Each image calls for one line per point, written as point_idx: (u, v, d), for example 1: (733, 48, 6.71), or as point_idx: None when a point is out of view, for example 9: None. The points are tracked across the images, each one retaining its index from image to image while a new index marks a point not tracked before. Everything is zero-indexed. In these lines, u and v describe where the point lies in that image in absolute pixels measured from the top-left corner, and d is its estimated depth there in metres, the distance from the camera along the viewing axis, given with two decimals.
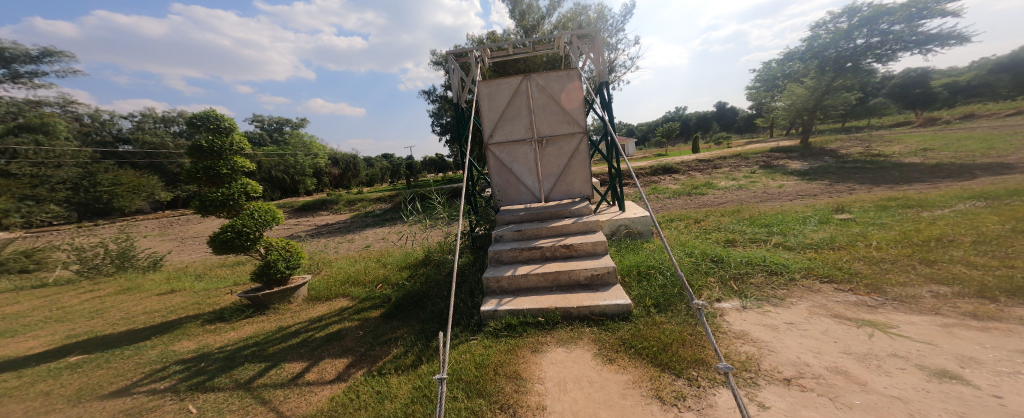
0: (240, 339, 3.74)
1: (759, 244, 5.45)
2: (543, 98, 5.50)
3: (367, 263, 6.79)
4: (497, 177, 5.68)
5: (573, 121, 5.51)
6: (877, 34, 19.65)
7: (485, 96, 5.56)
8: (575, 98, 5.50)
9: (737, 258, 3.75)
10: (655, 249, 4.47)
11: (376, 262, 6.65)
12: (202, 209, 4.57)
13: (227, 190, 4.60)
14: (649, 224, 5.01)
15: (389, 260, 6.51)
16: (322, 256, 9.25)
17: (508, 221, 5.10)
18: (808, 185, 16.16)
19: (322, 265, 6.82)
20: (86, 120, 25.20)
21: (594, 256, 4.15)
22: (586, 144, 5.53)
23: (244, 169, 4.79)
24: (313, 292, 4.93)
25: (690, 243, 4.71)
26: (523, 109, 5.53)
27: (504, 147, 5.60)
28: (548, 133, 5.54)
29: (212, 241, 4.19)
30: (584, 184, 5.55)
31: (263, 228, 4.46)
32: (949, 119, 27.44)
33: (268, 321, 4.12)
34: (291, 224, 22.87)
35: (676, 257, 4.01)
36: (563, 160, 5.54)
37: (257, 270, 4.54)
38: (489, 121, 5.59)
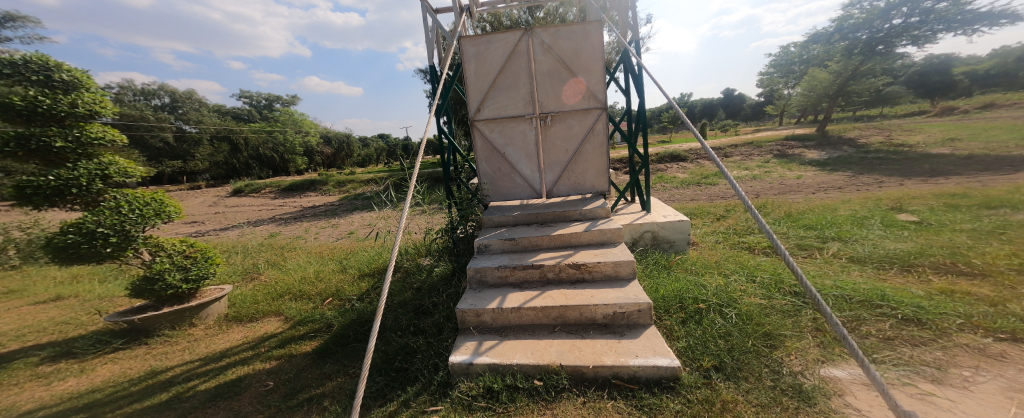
0: (72, 397, 2.49)
1: (819, 256, 4.27)
2: (549, 62, 4.05)
3: (328, 263, 5.58)
4: (486, 163, 4.32)
5: (589, 92, 4.07)
6: (918, 13, 17.83)
7: (471, 57, 4.13)
8: (594, 61, 4.04)
9: (836, 294, 2.56)
10: (699, 270, 3.23)
11: (338, 263, 5.43)
12: (29, 198, 3.43)
13: (68, 171, 3.47)
14: (687, 232, 3.75)
15: (354, 263, 5.30)
16: (286, 251, 8.05)
17: (498, 224, 3.87)
18: (829, 176, 14.96)
19: (271, 265, 5.62)
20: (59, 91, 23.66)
21: (615, 281, 2.93)
22: (605, 123, 4.13)
23: (95, 140, 3.65)
24: (234, 309, 3.72)
25: (745, 259, 3.49)
26: (521, 75, 4.09)
27: (496, 126, 4.21)
28: (554, 108, 4.12)
29: (52, 247, 3.02)
30: (599, 177, 4.21)
31: (141, 226, 3.27)
32: (967, 108, 25.96)
33: (141, 362, 2.92)
34: (274, 205, 21.58)
35: (736, 291, 2.76)
36: (573, 144, 4.16)
37: (135, 283, 3.24)
38: (476, 89, 4.16)
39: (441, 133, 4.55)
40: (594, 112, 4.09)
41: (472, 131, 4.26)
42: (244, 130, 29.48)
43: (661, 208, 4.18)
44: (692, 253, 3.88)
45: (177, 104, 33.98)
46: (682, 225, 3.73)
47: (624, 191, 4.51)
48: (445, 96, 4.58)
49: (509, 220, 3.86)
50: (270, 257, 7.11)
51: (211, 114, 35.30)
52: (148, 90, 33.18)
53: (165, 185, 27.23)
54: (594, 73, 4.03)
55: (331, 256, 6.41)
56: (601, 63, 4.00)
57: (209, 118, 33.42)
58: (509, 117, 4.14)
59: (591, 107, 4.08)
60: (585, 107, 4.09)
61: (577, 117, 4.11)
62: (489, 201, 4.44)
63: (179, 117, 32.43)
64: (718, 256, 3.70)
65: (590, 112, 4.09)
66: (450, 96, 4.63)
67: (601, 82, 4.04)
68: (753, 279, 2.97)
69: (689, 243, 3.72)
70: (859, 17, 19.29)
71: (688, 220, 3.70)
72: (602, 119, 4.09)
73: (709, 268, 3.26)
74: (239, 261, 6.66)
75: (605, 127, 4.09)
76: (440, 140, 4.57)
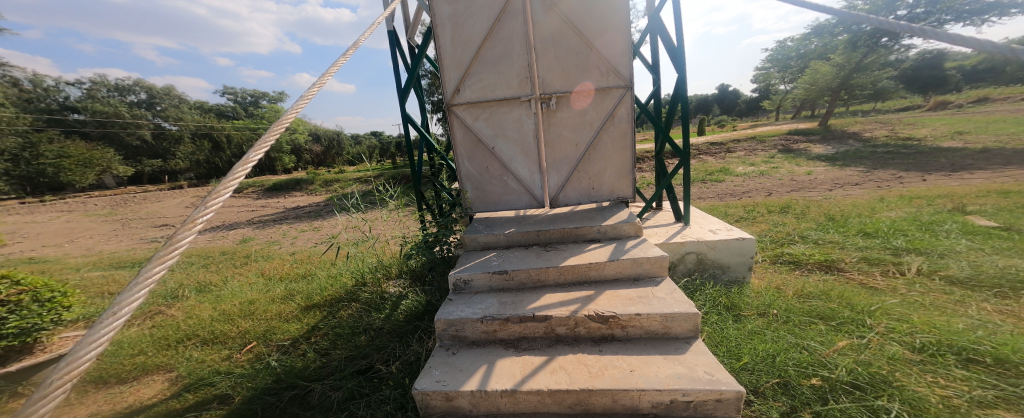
0: None
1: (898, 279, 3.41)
2: (554, 19, 2.80)
3: (278, 284, 4.59)
4: (470, 162, 3.21)
5: (610, 64, 2.84)
6: (925, 4, 16.61)
7: (446, 18, 2.91)
8: (618, 18, 2.78)
9: None
10: (794, 320, 2.39)
11: (290, 286, 4.38)
12: None
13: None
14: (750, 254, 2.91)
15: (308, 286, 4.26)
16: (248, 265, 7.04)
17: (487, 245, 2.96)
18: (841, 172, 14.16)
19: (210, 288, 4.61)
20: (24, 86, 22.20)
21: (653, 340, 2.14)
22: (630, 107, 2.94)
23: None
24: (94, 370, 2.82)
25: (850, 296, 2.62)
26: (515, 41, 2.86)
27: (482, 112, 3.04)
28: (561, 87, 2.91)
29: None
30: (621, 180, 3.13)
31: None
32: (963, 102, 25.05)
33: None
34: (255, 206, 20.33)
35: (879, 366, 1.92)
36: (587, 137, 3.00)
37: None
38: (453, 63, 2.97)
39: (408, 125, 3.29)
40: (617, 94, 2.89)
41: (450, 120, 3.10)
42: (227, 127, 27.94)
43: (707, 221, 3.30)
44: (753, 281, 3.07)
45: (155, 100, 32.20)
46: (745, 246, 2.87)
47: (652, 197, 3.51)
48: (411, 73, 3.21)
49: (503, 240, 2.94)
50: (223, 273, 6.06)
51: (192, 110, 33.62)
52: (123, 86, 31.25)
53: (145, 185, 25.80)
54: (619, 38, 2.80)
55: (290, 272, 5.34)
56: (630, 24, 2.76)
57: (190, 114, 31.90)
58: (498, 101, 2.97)
59: (613, 86, 2.88)
60: (604, 86, 2.88)
61: (594, 100, 2.91)
62: (476, 212, 3.40)
63: (158, 113, 30.75)
64: (801, 286, 2.85)
65: (612, 93, 2.88)
66: (417, 71, 3.27)
67: (629, 51, 2.81)
68: (902, 340, 2.13)
69: (748, 269, 2.93)
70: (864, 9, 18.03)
71: (754, 238, 2.84)
72: (628, 102, 2.90)
73: (809, 316, 2.42)
74: (183, 280, 5.61)
75: (632, 114, 2.92)
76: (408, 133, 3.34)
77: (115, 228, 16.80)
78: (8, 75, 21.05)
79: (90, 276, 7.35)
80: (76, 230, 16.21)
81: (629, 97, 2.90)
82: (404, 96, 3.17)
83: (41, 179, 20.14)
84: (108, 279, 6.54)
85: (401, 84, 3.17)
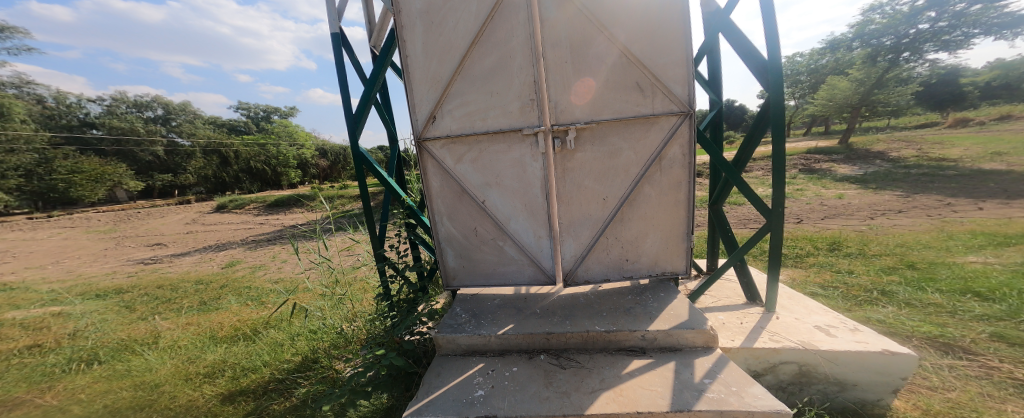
0: None
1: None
2: (577, 14, 1.82)
3: (216, 348, 3.76)
4: (452, 221, 2.28)
5: (661, 82, 1.85)
6: (947, 17, 14.34)
7: (414, 13, 1.92)
8: (674, 13, 1.79)
9: None
10: None
11: (224, 353, 3.58)
12: None
13: None
14: (898, 374, 1.92)
15: (244, 356, 3.46)
16: (219, 304, 6.29)
17: (473, 348, 2.05)
18: (875, 196, 12.87)
19: (140, 352, 3.84)
20: (44, 103, 23.00)
21: None
22: (687, 147, 1.95)
23: None
24: None
25: None
26: (515, 47, 1.87)
27: (467, 154, 2.05)
28: (585, 116, 1.90)
29: None
30: (668, 249, 2.22)
31: None
32: (983, 120, 22.02)
33: None
34: (253, 222, 19.76)
35: None
36: (619, 188, 2.03)
37: None
38: (425, 81, 2.00)
39: (362, 167, 2.31)
40: (668, 126, 1.89)
41: (420, 164, 2.11)
42: (236, 141, 27.03)
43: (809, 312, 2.36)
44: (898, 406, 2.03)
45: (169, 115, 32.39)
46: (892, 362, 1.89)
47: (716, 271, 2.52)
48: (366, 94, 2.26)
49: (495, 343, 2.02)
50: (179, 320, 5.22)
51: (205, 125, 33.85)
52: (140, 102, 31.30)
53: (154, 199, 25.50)
54: (672, 42, 1.81)
55: (244, 325, 4.43)
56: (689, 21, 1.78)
57: (204, 129, 32.25)
58: (490, 137, 1.98)
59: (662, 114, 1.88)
60: (650, 114, 1.87)
61: (633, 136, 1.92)
62: (460, 284, 2.45)
63: (172, 128, 30.79)
64: None
65: (662, 124, 1.88)
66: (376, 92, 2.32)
67: (688, 61, 1.82)
68: None
69: (895, 392, 1.95)
70: (879, 22, 16.03)
71: (911, 353, 1.85)
72: (685, 138, 1.90)
73: None
74: (129, 332, 4.77)
75: (690, 156, 1.93)
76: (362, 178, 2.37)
77: (110, 244, 16.38)
78: (27, 92, 21.58)
79: (49, 311, 6.60)
80: (68, 247, 15.85)
81: (687, 129, 1.89)
82: (357, 125, 2.23)
83: (51, 195, 19.66)
84: (55, 322, 5.73)
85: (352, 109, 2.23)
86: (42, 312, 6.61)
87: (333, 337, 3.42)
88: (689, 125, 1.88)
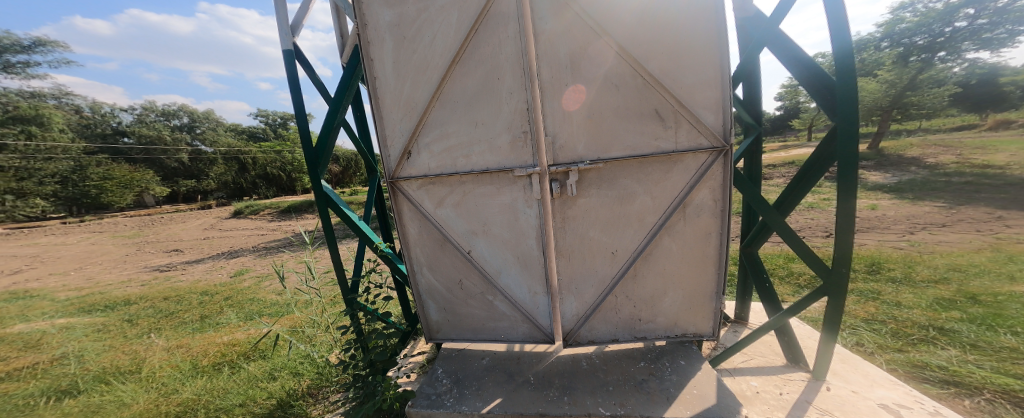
0: None
1: None
2: (578, 27, 1.44)
3: (193, 381, 3.52)
4: (433, 270, 1.97)
5: (688, 109, 1.44)
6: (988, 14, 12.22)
7: (382, 28, 1.57)
8: (704, 22, 1.37)
9: None
10: None
11: (200, 388, 3.34)
12: None
13: None
14: None
15: (218, 393, 3.20)
16: (220, 319, 6.16)
17: None
18: (915, 206, 11.80)
19: (121, 383, 3.66)
20: (83, 112, 24.39)
21: None
22: (718, 193, 1.54)
23: None
24: None
25: None
26: (503, 66, 1.49)
27: (447, 196, 1.70)
28: (588, 152, 1.51)
29: None
30: (690, 308, 1.81)
31: None
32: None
33: None
34: (266, 227, 19.98)
35: None
36: (630, 239, 1.67)
37: None
38: (395, 108, 1.63)
39: (326, 210, 1.92)
40: (695, 166, 1.49)
41: (393, 207, 1.77)
42: (254, 148, 27.70)
43: (870, 384, 1.94)
44: None
45: (194, 123, 33.36)
46: None
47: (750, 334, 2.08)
48: (329, 121, 1.89)
49: None
50: (172, 341, 5.05)
51: (228, 133, 34.96)
52: (169, 111, 32.56)
53: (178, 203, 26.26)
54: (702, 56, 1.40)
55: (230, 352, 4.23)
56: (726, 31, 1.35)
57: (227, 136, 33.34)
58: (475, 178, 1.62)
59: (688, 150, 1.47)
60: (673, 150, 1.47)
61: (650, 178, 1.53)
62: (444, 339, 2.13)
63: (196, 136, 31.70)
64: None
65: (686, 164, 1.48)
66: (343, 117, 1.98)
67: (723, 82, 1.41)
68: None
69: None
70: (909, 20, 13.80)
71: None
72: (716, 182, 1.50)
73: None
74: (122, 355, 4.64)
75: (723, 202, 1.53)
76: (328, 222, 1.99)
77: (133, 240, 16.81)
78: (68, 101, 22.91)
79: (57, 324, 6.58)
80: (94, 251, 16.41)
81: (720, 170, 1.48)
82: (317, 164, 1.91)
83: (83, 200, 19.28)
84: (54, 339, 5.63)
85: (311, 141, 1.86)
86: (50, 325, 6.58)
87: (314, 376, 3.18)
88: (724, 165, 1.47)
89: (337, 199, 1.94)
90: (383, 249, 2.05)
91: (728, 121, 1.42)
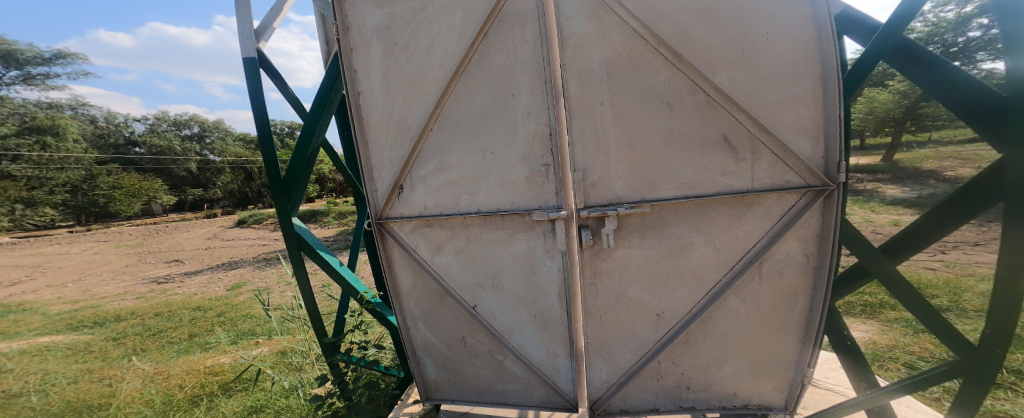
0: None
1: None
2: (619, 25, 1.07)
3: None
4: (429, 325, 1.59)
5: (773, 134, 1.05)
6: None
7: (360, 32, 1.21)
8: (795, 22, 1.01)
9: None
10: None
11: None
12: None
13: None
14: None
15: None
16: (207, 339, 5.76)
17: None
18: None
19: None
20: (94, 121, 24.49)
21: None
22: (813, 246, 1.17)
23: None
24: None
25: None
26: (523, 79, 1.12)
27: (447, 242, 1.33)
28: (632, 190, 1.13)
29: None
30: (757, 377, 1.39)
31: None
32: None
33: None
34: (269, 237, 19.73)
35: None
36: (684, 297, 1.29)
37: None
38: (380, 132, 1.25)
39: (299, 256, 1.57)
40: (778, 213, 1.12)
41: (380, 253, 1.40)
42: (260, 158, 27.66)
43: None
44: None
45: (204, 132, 33.39)
46: None
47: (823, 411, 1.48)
48: (301, 144, 1.53)
49: None
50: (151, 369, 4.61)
51: (236, 141, 35.09)
52: (179, 120, 32.73)
53: (184, 211, 26.12)
54: (792, 65, 1.03)
55: (211, 383, 3.83)
56: (828, 33, 0.99)
57: (235, 145, 33.43)
58: (482, 221, 1.26)
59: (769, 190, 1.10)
60: (749, 190, 1.10)
61: (716, 225, 1.15)
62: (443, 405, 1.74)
63: (205, 145, 31.72)
64: None
65: (768, 207, 1.11)
66: (322, 137, 1.63)
67: (821, 100, 1.04)
68: None
69: None
70: None
71: None
72: (810, 233, 1.13)
73: None
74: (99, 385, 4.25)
75: (819, 259, 1.17)
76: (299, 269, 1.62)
77: (134, 249, 16.58)
78: (80, 110, 23.00)
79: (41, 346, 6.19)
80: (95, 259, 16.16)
81: (815, 219, 1.11)
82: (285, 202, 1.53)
83: (92, 208, 18.89)
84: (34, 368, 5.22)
85: (278, 171, 1.49)
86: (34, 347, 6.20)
87: (301, 414, 2.85)
88: (825, 213, 1.09)
89: (313, 244, 1.59)
90: (371, 300, 1.71)
91: (831, 151, 1.04)
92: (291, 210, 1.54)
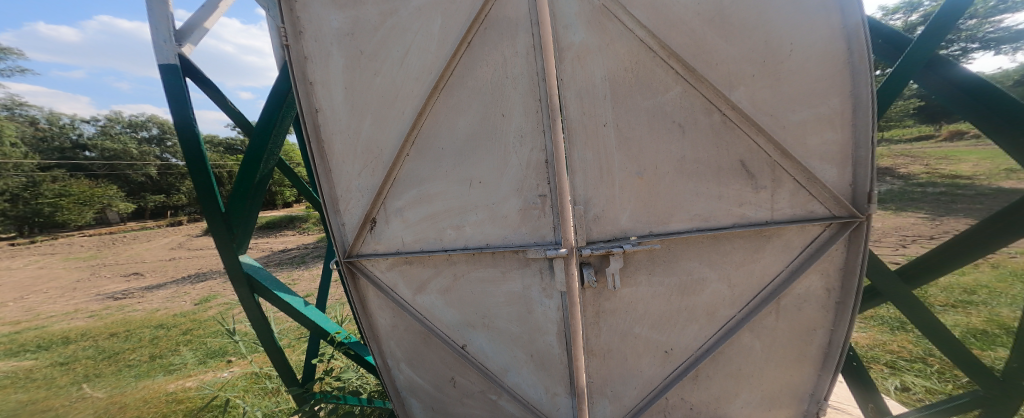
0: None
1: None
2: (623, 36, 0.94)
3: None
4: (413, 368, 1.39)
5: (796, 158, 0.96)
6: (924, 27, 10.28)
7: (315, 38, 1.00)
8: (821, 36, 0.90)
9: None
10: None
11: None
12: None
13: None
14: None
15: None
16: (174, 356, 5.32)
17: None
18: None
19: None
20: (40, 123, 22.40)
21: None
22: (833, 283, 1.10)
23: None
24: None
25: None
26: (517, 98, 0.96)
27: (431, 280, 1.16)
28: (641, 221, 1.00)
29: None
30: (770, 412, 1.27)
31: None
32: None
33: None
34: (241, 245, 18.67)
35: None
36: (693, 334, 1.19)
37: None
38: (345, 157, 1.04)
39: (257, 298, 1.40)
40: (798, 246, 1.05)
41: (351, 294, 1.21)
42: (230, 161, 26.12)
43: None
44: None
45: (166, 134, 31.19)
46: None
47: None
48: (247, 170, 1.31)
49: None
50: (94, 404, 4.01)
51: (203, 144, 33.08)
52: (138, 121, 30.40)
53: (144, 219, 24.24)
54: (818, 83, 0.92)
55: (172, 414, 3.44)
56: (859, 46, 0.88)
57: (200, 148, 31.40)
58: (469, 257, 1.10)
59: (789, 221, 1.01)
60: (769, 222, 1.00)
61: (730, 260, 1.07)
62: None
63: (168, 148, 29.64)
64: None
65: (787, 239, 1.03)
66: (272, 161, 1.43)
67: (847, 121, 0.94)
68: None
69: None
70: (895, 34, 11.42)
71: None
72: (833, 266, 1.07)
73: None
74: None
75: (838, 294, 1.11)
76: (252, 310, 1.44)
77: (87, 262, 15.25)
78: (23, 111, 20.92)
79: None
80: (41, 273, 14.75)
81: (839, 253, 1.05)
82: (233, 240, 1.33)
83: (37, 218, 17.25)
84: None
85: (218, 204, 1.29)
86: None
87: None
88: (850, 248, 1.04)
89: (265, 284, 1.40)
90: (345, 341, 1.54)
91: (860, 177, 0.95)
92: (237, 248, 1.33)
